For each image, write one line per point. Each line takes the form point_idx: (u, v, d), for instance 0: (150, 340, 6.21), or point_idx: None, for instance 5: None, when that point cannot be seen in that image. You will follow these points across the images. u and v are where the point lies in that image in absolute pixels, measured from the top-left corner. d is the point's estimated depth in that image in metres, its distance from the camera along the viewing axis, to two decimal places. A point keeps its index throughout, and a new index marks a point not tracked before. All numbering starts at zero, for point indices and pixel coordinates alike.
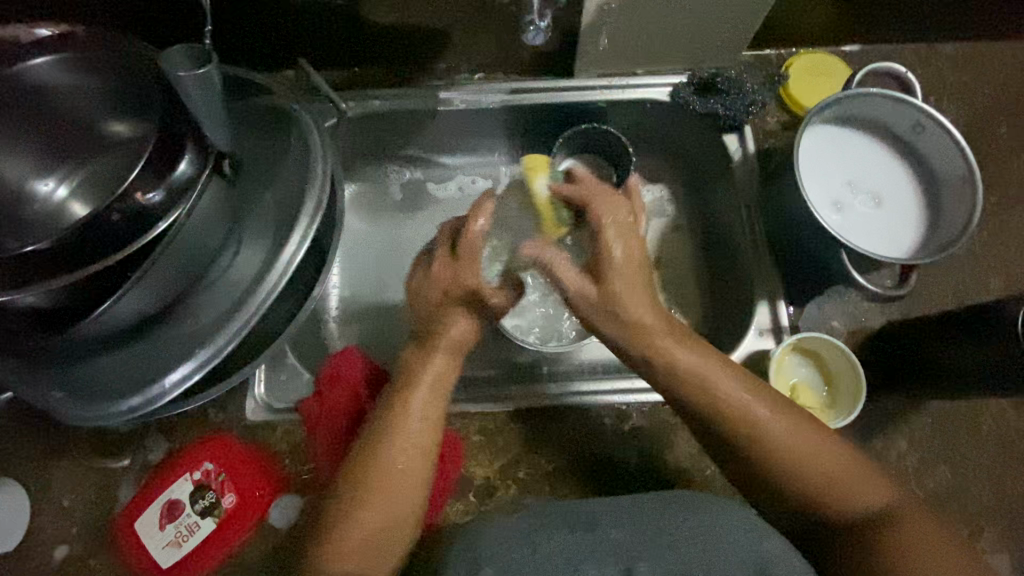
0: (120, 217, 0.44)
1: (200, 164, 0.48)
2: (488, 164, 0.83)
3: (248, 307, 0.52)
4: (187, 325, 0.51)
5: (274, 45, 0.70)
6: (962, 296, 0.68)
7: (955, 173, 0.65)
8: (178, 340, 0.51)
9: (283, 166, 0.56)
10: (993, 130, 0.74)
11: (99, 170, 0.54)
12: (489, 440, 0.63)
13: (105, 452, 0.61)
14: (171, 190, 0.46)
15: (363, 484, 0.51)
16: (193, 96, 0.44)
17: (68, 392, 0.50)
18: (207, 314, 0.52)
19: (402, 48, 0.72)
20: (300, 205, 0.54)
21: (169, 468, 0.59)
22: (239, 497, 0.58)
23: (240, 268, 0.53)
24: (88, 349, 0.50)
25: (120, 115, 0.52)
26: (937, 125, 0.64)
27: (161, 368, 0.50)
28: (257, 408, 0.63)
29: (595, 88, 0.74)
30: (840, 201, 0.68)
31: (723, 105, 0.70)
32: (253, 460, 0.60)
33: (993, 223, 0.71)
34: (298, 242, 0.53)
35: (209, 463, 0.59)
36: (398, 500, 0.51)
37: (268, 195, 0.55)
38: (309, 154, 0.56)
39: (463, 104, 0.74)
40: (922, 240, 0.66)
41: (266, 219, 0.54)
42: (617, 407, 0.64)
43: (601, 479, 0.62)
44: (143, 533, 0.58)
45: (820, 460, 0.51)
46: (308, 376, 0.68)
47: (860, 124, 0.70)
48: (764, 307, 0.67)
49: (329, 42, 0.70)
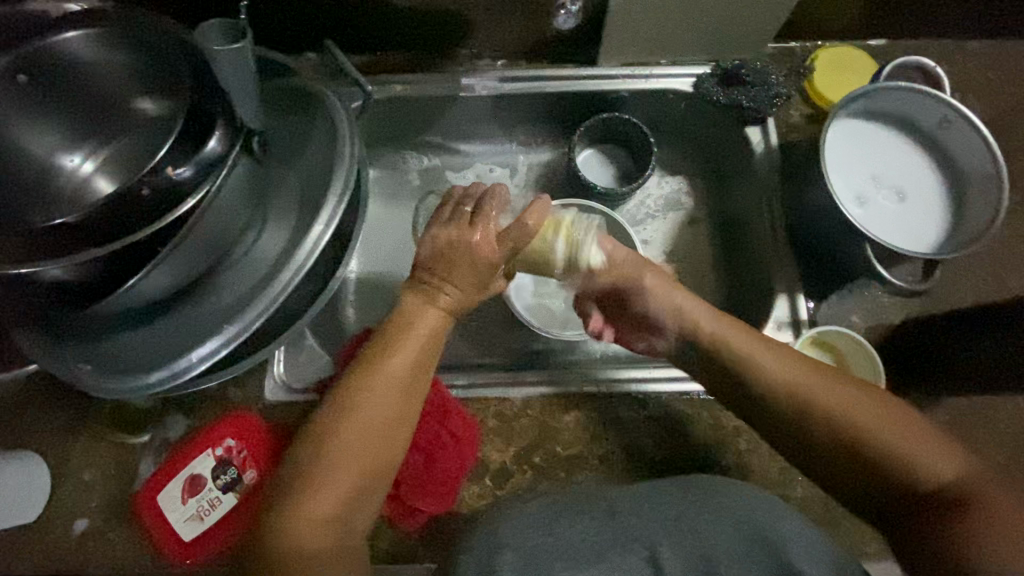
0: (150, 192, 0.44)
1: (231, 142, 0.47)
2: (507, 152, 0.83)
3: (275, 285, 0.52)
4: (213, 302, 0.52)
5: (298, 26, 0.70)
6: (983, 294, 0.67)
7: (982, 169, 0.65)
8: (205, 316, 0.52)
9: (310, 146, 0.56)
10: (1018, 128, 0.74)
11: (123, 148, 0.55)
12: (505, 426, 0.63)
13: (124, 428, 0.62)
14: (200, 166, 0.46)
15: (343, 413, 0.50)
16: (226, 70, 0.45)
17: (94, 365, 0.51)
18: (232, 291, 0.52)
19: (426, 32, 0.72)
20: (327, 185, 0.54)
21: (192, 442, 0.60)
22: (259, 474, 0.59)
23: (265, 247, 0.53)
24: (116, 323, 0.51)
25: (147, 93, 0.53)
26: (965, 120, 0.63)
27: (186, 345, 0.50)
28: (276, 388, 0.63)
29: (618, 77, 0.74)
30: (863, 196, 0.67)
31: (747, 97, 0.70)
32: (272, 439, 0.61)
33: (1017, 222, 0.70)
34: (325, 221, 0.53)
35: (231, 439, 0.60)
36: (381, 434, 0.50)
37: (294, 175, 0.55)
38: (336, 135, 0.56)
39: (484, 90, 0.74)
40: (946, 236, 0.66)
41: (292, 199, 0.54)
42: (634, 396, 0.65)
43: (615, 466, 0.62)
44: (164, 506, 0.58)
45: (915, 449, 0.46)
46: (327, 358, 0.69)
47: (886, 118, 0.69)
48: (783, 301, 0.66)
49: (353, 25, 0.70)
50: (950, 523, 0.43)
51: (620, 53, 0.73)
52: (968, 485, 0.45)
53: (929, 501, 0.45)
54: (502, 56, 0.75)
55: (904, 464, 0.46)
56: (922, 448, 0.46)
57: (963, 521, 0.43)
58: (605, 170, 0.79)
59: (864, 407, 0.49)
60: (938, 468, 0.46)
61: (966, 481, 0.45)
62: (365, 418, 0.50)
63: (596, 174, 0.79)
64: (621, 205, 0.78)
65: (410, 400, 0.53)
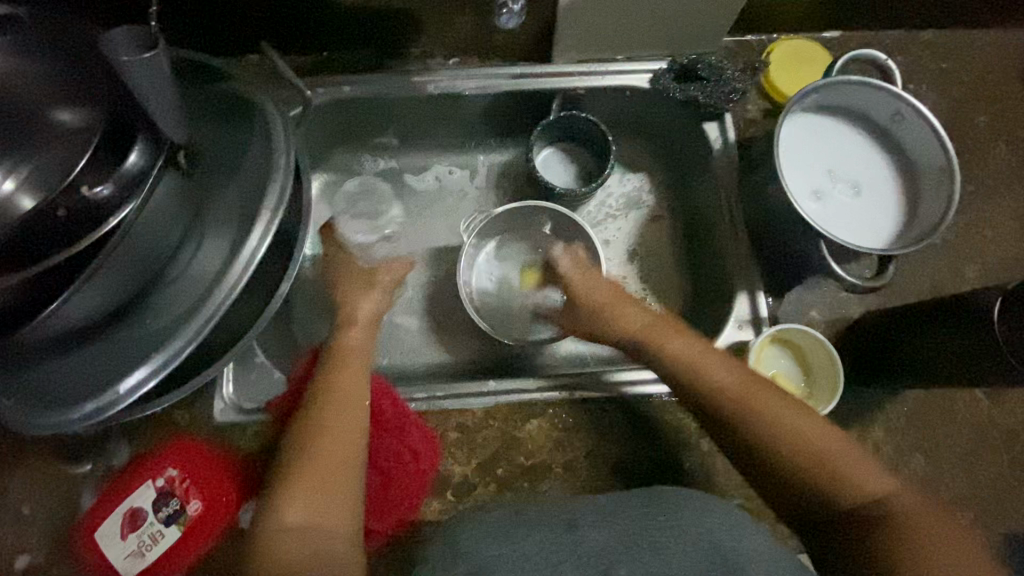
0: (66, 212, 0.42)
1: (153, 155, 0.45)
2: (466, 154, 0.81)
3: (209, 306, 0.48)
4: (145, 328, 0.48)
5: (237, 26, 0.66)
6: (938, 286, 0.68)
7: (934, 162, 0.65)
8: (134, 343, 0.48)
9: (245, 157, 0.53)
10: (971, 118, 0.74)
11: (48, 163, 0.47)
12: (467, 437, 0.62)
13: (65, 458, 0.59)
14: (122, 182, 0.44)
15: (303, 430, 0.53)
16: (137, 77, 0.41)
17: (17, 397, 0.48)
18: (166, 316, 0.48)
19: (372, 31, 0.69)
20: (262, 198, 0.51)
21: (134, 473, 0.58)
22: (204, 504, 0.56)
23: (200, 266, 0.49)
24: (37, 353, 0.48)
25: (72, 103, 0.48)
26: (917, 114, 0.64)
27: (116, 375, 0.47)
28: (226, 408, 0.61)
29: (573, 74, 0.72)
30: (820, 191, 0.68)
31: (704, 93, 0.68)
32: (220, 463, 0.59)
33: (971, 212, 0.71)
34: (261, 236, 0.50)
35: (174, 469, 0.57)
36: (338, 447, 0.52)
37: (229, 188, 0.52)
38: (272, 144, 0.53)
39: (437, 90, 0.71)
40: (899, 229, 0.67)
41: (227, 214, 0.51)
42: (598, 401, 0.64)
43: (579, 475, 0.61)
44: (104, 543, 0.55)
45: (832, 446, 0.49)
46: (278, 375, 0.67)
47: (840, 113, 0.70)
48: (744, 299, 0.66)
49: (296, 25, 0.67)
50: (885, 537, 0.44)
51: (574, 50, 0.71)
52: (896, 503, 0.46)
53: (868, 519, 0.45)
54: (454, 54, 0.72)
55: (839, 476, 0.47)
56: (850, 461, 0.48)
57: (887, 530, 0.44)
58: (564, 170, 0.78)
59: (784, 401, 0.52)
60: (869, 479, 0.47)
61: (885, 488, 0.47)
62: (320, 436, 0.53)
63: (553, 175, 0.77)
64: (581, 207, 0.78)
65: (360, 412, 0.55)
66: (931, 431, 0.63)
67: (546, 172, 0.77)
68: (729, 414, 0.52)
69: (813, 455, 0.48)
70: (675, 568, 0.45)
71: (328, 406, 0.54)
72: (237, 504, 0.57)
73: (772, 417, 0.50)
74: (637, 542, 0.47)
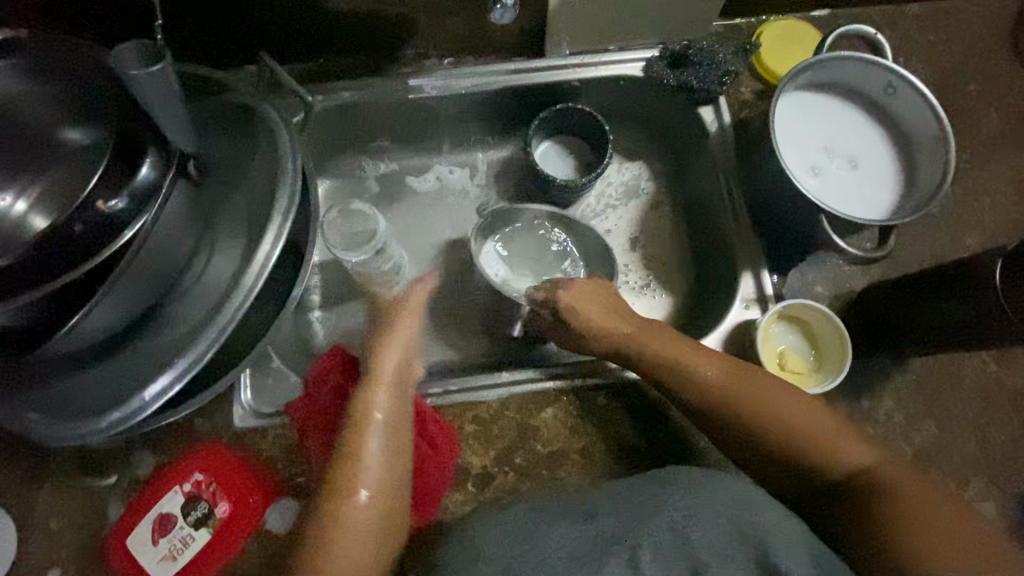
0: (81, 228, 0.42)
1: (165, 168, 0.45)
2: (466, 152, 0.81)
3: (225, 313, 0.50)
4: (163, 336, 0.50)
5: (235, 38, 0.67)
6: (939, 254, 0.69)
7: (928, 132, 0.66)
8: (155, 351, 0.49)
9: (252, 165, 0.54)
10: (963, 88, 0.75)
11: (60, 182, 0.50)
12: (483, 430, 0.62)
13: (90, 471, 0.60)
14: (135, 196, 0.43)
15: (346, 460, 0.56)
16: (148, 92, 0.43)
17: (41, 412, 0.48)
18: (183, 323, 0.50)
19: (367, 36, 0.70)
20: (271, 203, 0.52)
21: (159, 481, 0.59)
22: (231, 506, 0.58)
23: (213, 274, 0.51)
24: (59, 366, 0.49)
25: (77, 122, 0.49)
26: (909, 85, 0.64)
27: (137, 383, 0.48)
28: (245, 414, 0.62)
29: (567, 67, 0.73)
30: (818, 167, 0.68)
31: (698, 77, 0.70)
32: (243, 467, 0.59)
33: (968, 180, 0.72)
34: (272, 241, 0.51)
35: (199, 473, 0.59)
36: (382, 477, 0.55)
37: (237, 196, 0.53)
38: (278, 151, 0.54)
39: (435, 91, 0.72)
40: (898, 200, 0.67)
41: (236, 220, 0.52)
42: (609, 386, 0.65)
43: (597, 461, 0.62)
44: (136, 549, 0.56)
45: (829, 442, 0.56)
46: (294, 379, 0.67)
47: (833, 89, 0.70)
48: (748, 278, 0.68)
49: (293, 34, 0.68)
50: (871, 509, 0.54)
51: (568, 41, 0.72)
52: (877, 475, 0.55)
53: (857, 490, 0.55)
54: (448, 55, 0.73)
55: (824, 457, 0.56)
56: (833, 449, 0.56)
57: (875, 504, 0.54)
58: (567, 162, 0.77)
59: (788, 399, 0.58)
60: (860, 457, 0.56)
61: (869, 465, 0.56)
62: (363, 468, 0.55)
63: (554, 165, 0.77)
64: (582, 198, 0.79)
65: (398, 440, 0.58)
66: (941, 398, 0.64)
67: (547, 165, 0.77)
68: (736, 416, 0.59)
69: (802, 443, 0.57)
70: (696, 555, 0.46)
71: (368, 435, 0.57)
72: (263, 505, 0.58)
73: (775, 420, 0.58)
74: (656, 526, 0.48)
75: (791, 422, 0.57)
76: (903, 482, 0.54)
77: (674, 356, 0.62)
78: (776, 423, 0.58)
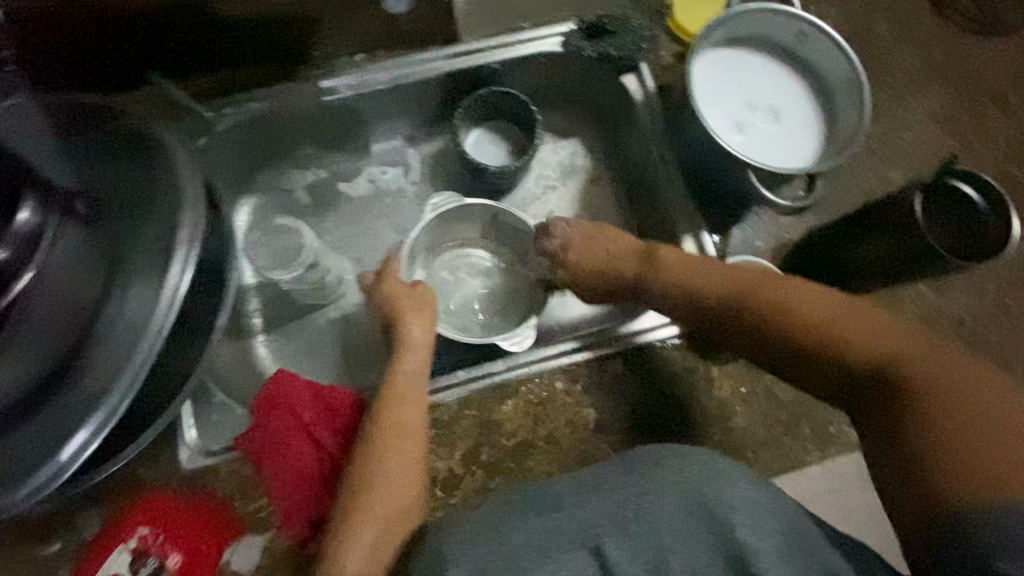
0: None
1: (48, 214, 0.43)
2: (394, 150, 0.78)
3: (141, 355, 0.43)
4: (70, 397, 0.43)
5: (124, 62, 0.63)
6: (868, 194, 0.70)
7: (844, 74, 0.66)
8: (66, 415, 0.42)
9: (154, 188, 0.48)
10: (873, 28, 0.76)
11: None
12: (444, 433, 0.62)
13: (32, 539, 0.57)
14: (17, 244, 0.41)
15: (360, 483, 0.55)
16: None
17: None
18: (94, 376, 0.43)
19: (267, 41, 0.66)
20: (181, 227, 0.46)
21: (104, 542, 0.57)
22: (184, 555, 0.56)
23: (129, 315, 0.44)
24: None
25: None
26: (818, 30, 0.65)
27: (45, 453, 0.42)
28: (193, 455, 0.59)
29: (483, 51, 0.71)
30: (742, 122, 0.68)
31: (614, 45, 0.69)
32: (192, 512, 0.58)
33: (887, 119, 0.73)
34: (187, 266, 0.45)
35: (145, 527, 0.57)
36: (394, 494, 0.54)
37: (142, 227, 0.46)
38: (180, 165, 0.48)
39: (347, 90, 0.69)
40: (823, 146, 0.68)
41: (151, 250, 0.46)
42: (565, 368, 0.64)
43: (562, 446, 0.62)
44: None
45: (854, 339, 0.50)
46: (243, 411, 0.65)
47: (749, 43, 0.70)
48: (690, 242, 0.66)
49: (189, 46, 0.64)
50: (895, 412, 0.47)
51: None
52: (914, 368, 0.47)
53: (890, 388, 0.48)
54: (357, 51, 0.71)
55: (840, 342, 0.50)
56: (871, 331, 0.50)
57: (917, 425, 0.45)
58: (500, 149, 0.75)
59: (794, 286, 0.54)
60: (888, 342, 0.49)
61: (910, 354, 0.48)
62: (376, 490, 0.54)
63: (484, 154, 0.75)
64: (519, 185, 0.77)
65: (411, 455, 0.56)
66: None
67: (484, 151, 0.75)
68: (705, 294, 0.58)
69: (826, 337, 0.51)
70: (666, 547, 0.44)
71: (387, 455, 0.55)
72: (220, 547, 0.57)
73: (773, 303, 0.54)
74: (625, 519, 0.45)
75: (795, 308, 0.53)
76: (941, 383, 0.46)
77: (678, 260, 0.60)
78: (872, 326, 0.50)
